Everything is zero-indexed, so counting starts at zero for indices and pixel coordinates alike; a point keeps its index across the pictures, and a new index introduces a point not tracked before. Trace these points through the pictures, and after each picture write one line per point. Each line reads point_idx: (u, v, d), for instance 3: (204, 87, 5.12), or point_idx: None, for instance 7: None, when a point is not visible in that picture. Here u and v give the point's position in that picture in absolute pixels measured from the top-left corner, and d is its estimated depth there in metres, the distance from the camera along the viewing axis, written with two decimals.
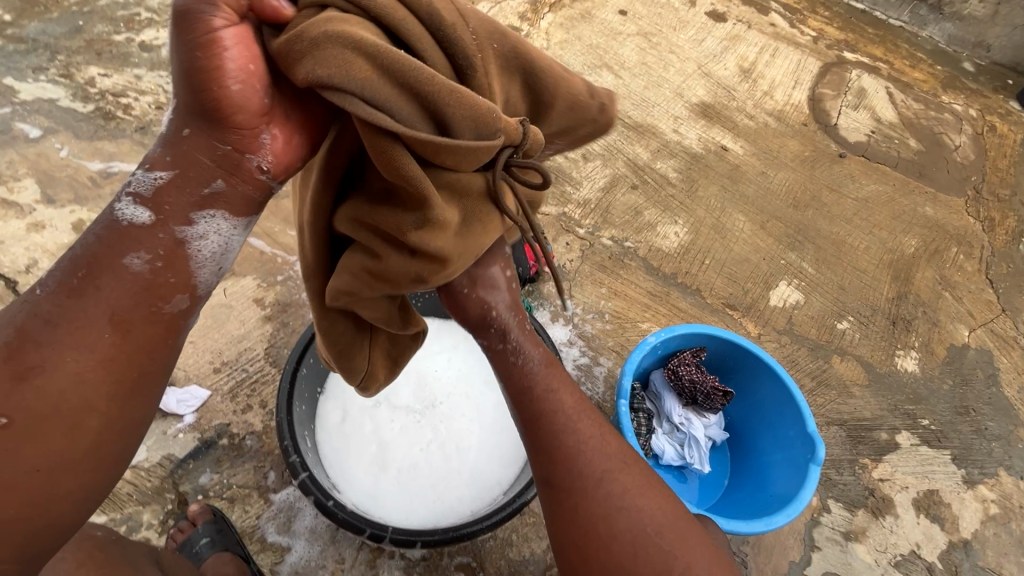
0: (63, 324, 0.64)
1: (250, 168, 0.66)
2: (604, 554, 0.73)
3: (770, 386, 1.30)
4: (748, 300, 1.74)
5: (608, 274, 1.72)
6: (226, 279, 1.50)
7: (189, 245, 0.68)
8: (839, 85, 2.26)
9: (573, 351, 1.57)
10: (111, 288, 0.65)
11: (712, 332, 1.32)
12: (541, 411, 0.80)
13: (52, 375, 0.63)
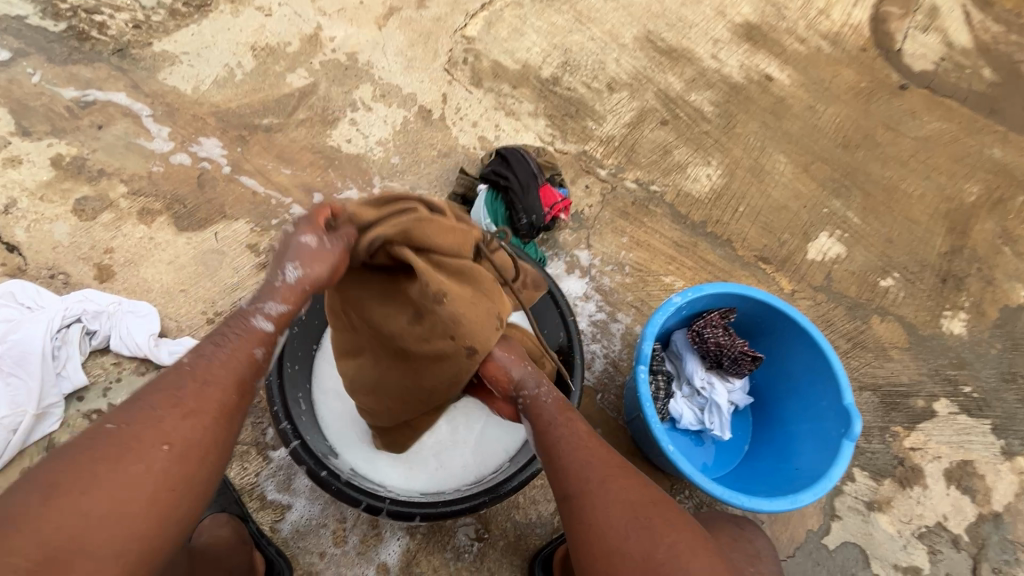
0: (202, 381, 0.68)
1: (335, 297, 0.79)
2: (602, 542, 0.73)
3: (805, 352, 1.19)
4: (783, 253, 1.59)
5: (632, 222, 1.57)
6: (218, 222, 1.41)
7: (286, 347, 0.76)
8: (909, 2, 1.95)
9: (589, 306, 1.46)
10: (236, 365, 0.70)
11: (745, 292, 1.19)
12: (549, 430, 0.84)
13: (187, 419, 0.65)
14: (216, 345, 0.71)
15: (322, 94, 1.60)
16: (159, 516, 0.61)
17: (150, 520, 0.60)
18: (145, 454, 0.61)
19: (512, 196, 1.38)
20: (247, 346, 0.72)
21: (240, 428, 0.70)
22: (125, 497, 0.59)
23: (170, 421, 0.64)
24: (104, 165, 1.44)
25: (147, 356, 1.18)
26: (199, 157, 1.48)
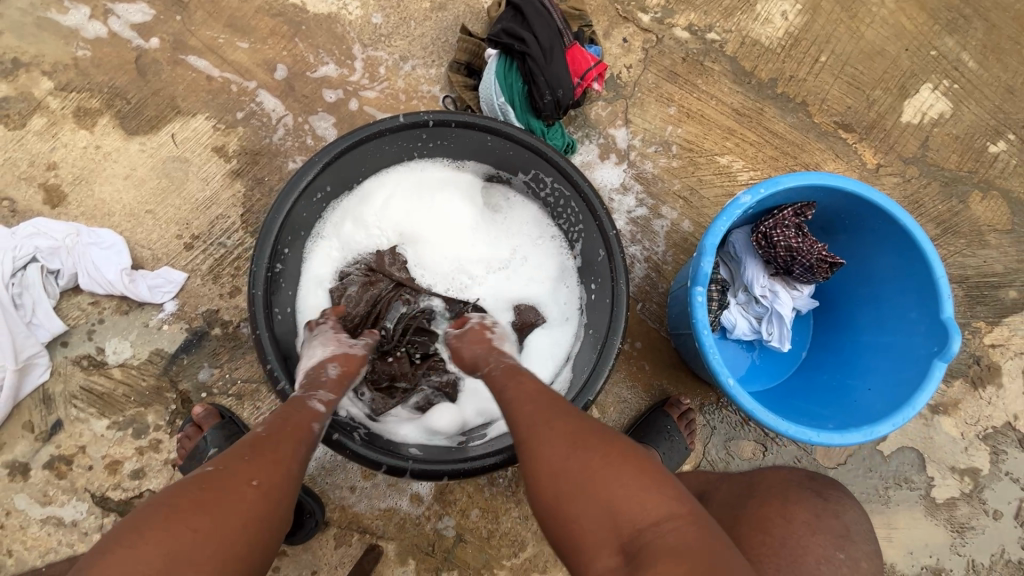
0: (254, 447, 0.62)
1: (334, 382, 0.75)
2: (576, 502, 0.62)
3: (899, 259, 0.97)
4: (869, 117, 1.27)
5: (681, 87, 1.26)
6: (173, 121, 1.16)
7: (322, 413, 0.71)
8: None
9: (627, 200, 1.22)
10: (280, 436, 0.64)
11: (840, 183, 0.93)
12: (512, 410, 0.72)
13: (229, 463, 0.59)
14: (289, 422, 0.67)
15: None
16: (161, 542, 0.52)
17: (156, 540, 0.52)
18: (234, 489, 0.57)
19: (530, 65, 1.06)
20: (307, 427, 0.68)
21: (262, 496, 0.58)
22: (151, 514, 0.53)
23: (246, 461, 0.60)
24: (18, 54, 1.15)
25: (125, 294, 1.04)
26: (130, 34, 1.18)
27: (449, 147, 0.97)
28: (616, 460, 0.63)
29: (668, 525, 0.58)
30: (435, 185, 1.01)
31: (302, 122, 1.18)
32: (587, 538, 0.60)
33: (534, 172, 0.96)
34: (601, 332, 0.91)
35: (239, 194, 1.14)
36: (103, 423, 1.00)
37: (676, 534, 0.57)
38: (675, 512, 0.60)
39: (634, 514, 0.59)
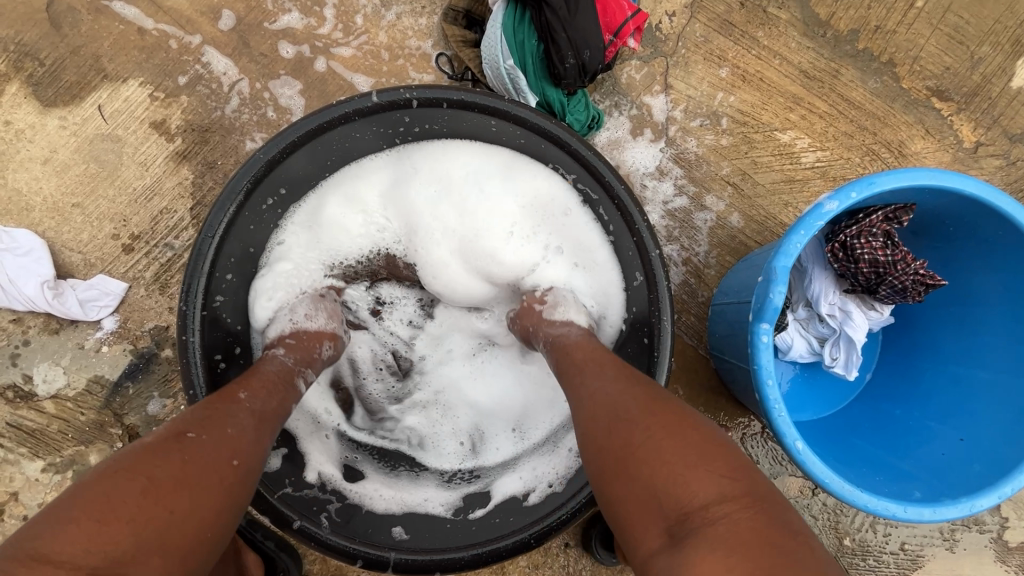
0: (229, 407, 0.54)
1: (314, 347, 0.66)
2: (626, 477, 0.49)
3: (1015, 282, 0.77)
4: (971, 81, 1.02)
5: (736, 41, 1.00)
6: (99, 87, 0.93)
7: (301, 377, 0.63)
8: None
9: (664, 188, 0.99)
10: (256, 402, 0.56)
11: (960, 187, 0.70)
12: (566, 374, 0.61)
13: (201, 421, 0.51)
14: (267, 384, 0.59)
15: None
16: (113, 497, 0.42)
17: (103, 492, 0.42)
18: (208, 448, 0.49)
19: (548, 17, 0.81)
20: (290, 405, 0.60)
21: (233, 458, 0.50)
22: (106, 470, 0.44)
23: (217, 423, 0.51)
24: None
25: (50, 311, 0.86)
26: None
27: (444, 134, 0.73)
28: (663, 428, 0.50)
29: (722, 509, 0.43)
30: (434, 158, 0.74)
31: (261, 89, 0.95)
32: (633, 522, 0.47)
33: (570, 147, 0.69)
34: None
35: (186, 181, 0.92)
36: (38, 463, 0.85)
37: (727, 521, 0.42)
38: (730, 493, 0.44)
39: (673, 495, 0.46)
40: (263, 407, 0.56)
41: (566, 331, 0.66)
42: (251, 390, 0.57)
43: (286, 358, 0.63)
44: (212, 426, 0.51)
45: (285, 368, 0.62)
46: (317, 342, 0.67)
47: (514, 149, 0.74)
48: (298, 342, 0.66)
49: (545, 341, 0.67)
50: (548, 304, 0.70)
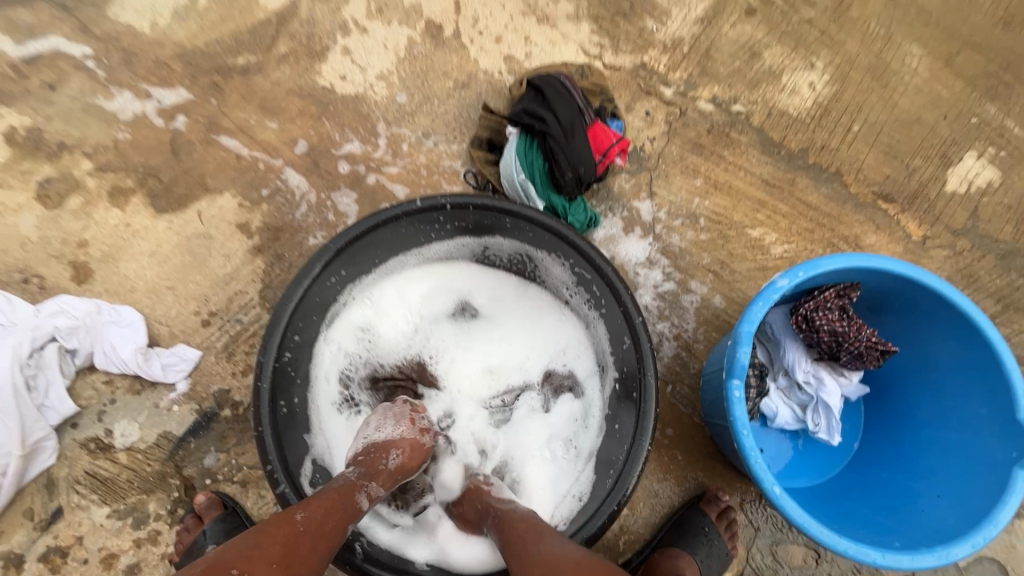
0: (290, 525, 0.64)
1: (383, 464, 0.77)
2: None
3: (960, 348, 0.88)
4: (911, 186, 1.21)
5: (706, 158, 1.23)
6: (201, 198, 1.18)
7: (364, 493, 0.72)
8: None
9: (654, 274, 1.16)
10: (316, 518, 0.66)
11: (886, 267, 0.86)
12: (510, 549, 0.71)
13: (264, 536, 0.62)
14: (333, 501, 0.69)
15: (304, 16, 1.30)
16: None
17: None
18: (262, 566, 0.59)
19: (551, 143, 1.05)
20: (350, 518, 0.69)
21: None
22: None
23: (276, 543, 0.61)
24: (64, 138, 1.22)
25: (138, 372, 1.03)
26: (168, 117, 1.23)
27: (468, 229, 0.94)
28: None
29: None
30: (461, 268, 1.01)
31: (325, 198, 1.19)
32: None
33: (566, 241, 0.88)
34: (627, 432, 0.83)
35: (259, 269, 1.14)
36: (104, 510, 0.97)
37: None
38: None
39: None
40: (320, 524, 0.66)
41: (510, 507, 0.79)
42: (315, 506, 0.67)
43: (353, 473, 0.74)
44: (274, 543, 0.61)
45: (352, 484, 0.72)
46: (384, 453, 0.78)
47: (524, 241, 0.93)
48: (363, 459, 0.77)
49: (495, 517, 0.77)
50: (493, 486, 0.85)
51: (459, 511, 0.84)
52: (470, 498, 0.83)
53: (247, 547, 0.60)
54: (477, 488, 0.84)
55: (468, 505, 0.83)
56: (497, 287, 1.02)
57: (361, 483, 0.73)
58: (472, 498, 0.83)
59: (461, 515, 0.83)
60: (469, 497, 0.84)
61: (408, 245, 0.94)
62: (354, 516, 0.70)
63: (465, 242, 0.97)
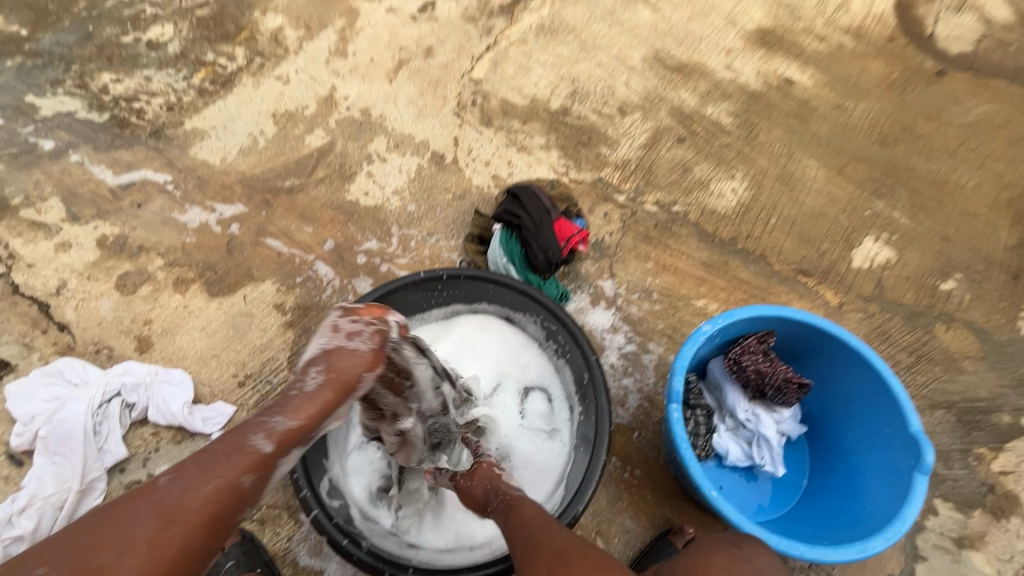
0: (172, 484, 0.69)
1: (296, 396, 0.82)
2: None
3: (860, 378, 1.08)
4: (824, 263, 1.49)
5: (655, 246, 1.52)
6: (247, 284, 1.47)
7: (265, 431, 0.77)
8: (930, 12, 1.99)
9: (617, 338, 1.39)
10: (203, 474, 0.71)
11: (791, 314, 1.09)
12: (518, 526, 0.82)
13: (138, 502, 0.67)
14: (230, 447, 0.75)
15: (339, 151, 1.70)
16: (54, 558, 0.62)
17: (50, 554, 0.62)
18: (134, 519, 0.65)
19: (526, 234, 1.35)
20: (252, 453, 0.75)
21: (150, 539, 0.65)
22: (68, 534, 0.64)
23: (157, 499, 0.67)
24: (143, 241, 1.54)
25: (182, 424, 1.22)
26: (227, 225, 1.57)
27: (460, 296, 1.20)
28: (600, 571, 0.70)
29: None
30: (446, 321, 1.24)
31: (347, 284, 1.48)
32: None
33: (535, 301, 1.14)
34: (588, 444, 1.03)
35: (289, 339, 1.38)
36: None
37: None
38: None
39: None
40: (203, 473, 0.71)
41: (515, 494, 0.91)
42: (212, 452, 0.74)
43: (269, 409, 0.80)
44: (147, 506, 0.67)
45: (258, 423, 0.78)
46: (303, 381, 0.84)
47: (499, 298, 1.18)
48: (294, 390, 0.83)
49: (504, 499, 0.90)
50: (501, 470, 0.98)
51: (469, 486, 0.95)
52: (481, 479, 0.95)
53: (106, 518, 0.65)
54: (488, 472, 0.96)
55: (478, 483, 0.95)
56: (476, 330, 1.24)
57: (262, 420, 0.78)
58: (482, 479, 0.95)
59: (471, 492, 0.95)
60: (479, 476, 0.96)
61: (414, 309, 1.18)
62: (258, 449, 0.76)
63: (451, 302, 1.21)
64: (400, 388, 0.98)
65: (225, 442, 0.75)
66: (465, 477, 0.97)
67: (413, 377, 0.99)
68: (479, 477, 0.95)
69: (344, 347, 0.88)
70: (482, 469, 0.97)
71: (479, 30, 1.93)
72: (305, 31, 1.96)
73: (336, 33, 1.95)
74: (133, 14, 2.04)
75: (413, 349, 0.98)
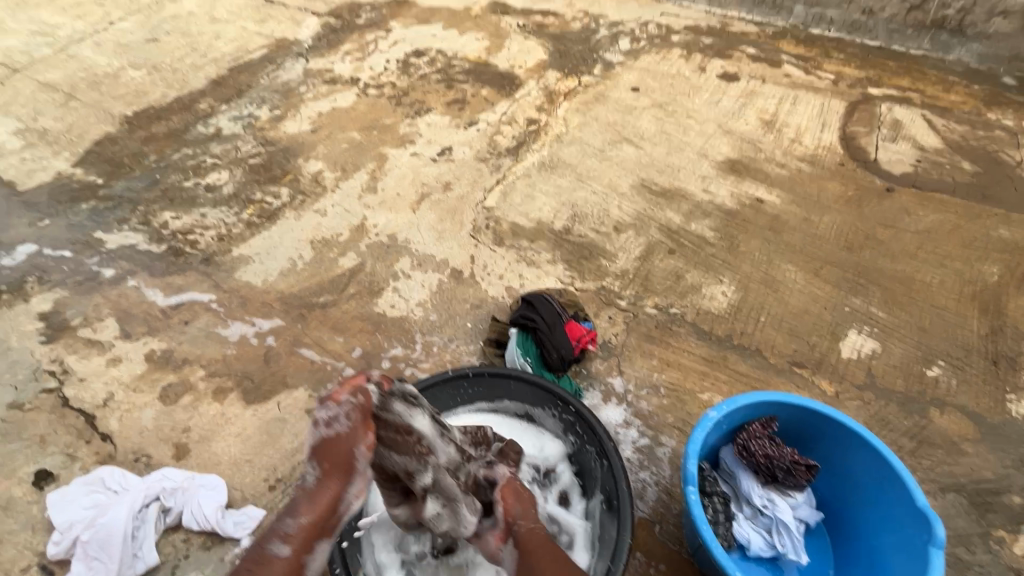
0: None
1: (305, 492, 0.90)
2: None
3: (862, 460, 1.17)
4: (816, 355, 1.62)
5: (658, 344, 1.66)
6: (281, 391, 1.57)
7: (285, 536, 0.87)
8: (869, 143, 2.36)
9: (631, 432, 1.47)
10: None
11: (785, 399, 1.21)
12: (546, 562, 0.93)
13: None
14: (256, 558, 0.85)
15: (368, 270, 1.91)
16: None
17: None
18: None
19: (541, 335, 1.50)
20: (280, 558, 0.86)
21: None
22: None
23: None
24: (187, 354, 1.68)
25: (215, 529, 1.26)
26: (265, 337, 1.72)
27: (484, 392, 1.32)
28: None
29: None
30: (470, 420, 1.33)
31: None
32: None
33: (553, 395, 1.26)
34: (613, 535, 1.07)
35: None
36: None
37: None
38: None
39: None
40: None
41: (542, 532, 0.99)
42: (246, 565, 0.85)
43: (286, 510, 0.89)
44: None
45: (276, 529, 0.88)
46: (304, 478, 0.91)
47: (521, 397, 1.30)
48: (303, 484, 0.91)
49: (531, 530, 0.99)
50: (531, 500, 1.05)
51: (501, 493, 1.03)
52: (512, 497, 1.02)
53: None
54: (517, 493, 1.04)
55: (511, 497, 1.03)
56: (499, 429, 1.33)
57: (278, 526, 0.88)
58: (511, 500, 1.02)
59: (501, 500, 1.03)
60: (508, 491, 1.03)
61: (443, 405, 1.29)
62: (282, 553, 0.86)
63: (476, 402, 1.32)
64: (408, 445, 0.97)
65: (251, 558, 0.86)
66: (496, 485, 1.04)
67: (417, 431, 0.98)
68: (510, 495, 1.03)
69: (326, 438, 0.91)
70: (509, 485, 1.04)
71: (490, 168, 2.28)
72: (341, 173, 2.30)
73: (368, 174, 2.29)
74: (196, 164, 2.40)
75: (403, 402, 0.98)
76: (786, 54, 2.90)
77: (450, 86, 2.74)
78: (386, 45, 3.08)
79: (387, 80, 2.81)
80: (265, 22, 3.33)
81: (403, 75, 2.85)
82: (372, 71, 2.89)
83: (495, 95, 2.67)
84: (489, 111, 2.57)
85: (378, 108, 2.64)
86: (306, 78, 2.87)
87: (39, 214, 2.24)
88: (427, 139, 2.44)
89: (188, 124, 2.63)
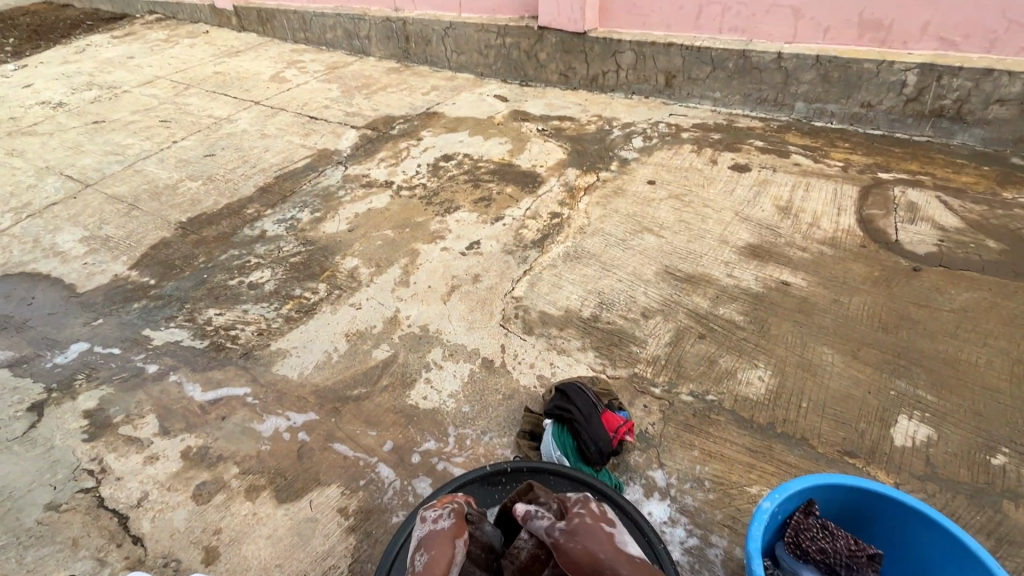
0: None
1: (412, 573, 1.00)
2: None
3: (927, 534, 1.14)
4: (867, 443, 1.55)
5: (697, 433, 1.61)
6: (313, 489, 1.55)
7: None
8: (888, 225, 2.40)
9: (678, 531, 1.39)
10: None
11: (827, 480, 1.18)
12: None
13: None
14: None
15: (401, 362, 1.95)
16: None
17: None
18: None
19: (577, 426, 1.47)
20: None
21: None
22: None
23: None
24: (223, 451, 1.68)
25: None
26: (299, 431, 1.72)
27: (522, 488, 1.30)
28: None
29: None
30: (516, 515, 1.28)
31: (407, 483, 1.55)
32: None
33: (593, 492, 1.24)
34: None
35: (351, 544, 1.41)
36: None
37: None
38: None
39: None
40: None
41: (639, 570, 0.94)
42: None
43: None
44: None
45: None
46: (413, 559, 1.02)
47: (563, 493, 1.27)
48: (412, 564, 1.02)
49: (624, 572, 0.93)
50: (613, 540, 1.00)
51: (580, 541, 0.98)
52: (594, 540, 0.98)
53: None
54: (604, 535, 1.00)
55: (594, 543, 0.98)
56: None
57: None
58: (593, 543, 0.97)
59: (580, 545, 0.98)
60: (590, 537, 0.99)
61: (480, 501, 1.28)
62: None
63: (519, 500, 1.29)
64: (485, 558, 1.12)
65: None
66: (573, 532, 1.00)
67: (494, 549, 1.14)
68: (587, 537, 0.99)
69: (433, 529, 1.07)
70: (586, 530, 1.00)
71: (517, 259, 2.38)
72: (375, 268, 2.42)
73: (401, 268, 2.40)
74: (241, 264, 2.57)
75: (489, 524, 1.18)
76: (793, 145, 3.07)
77: (477, 186, 2.94)
78: (417, 152, 3.36)
79: (418, 182, 3.04)
80: (309, 136, 3.69)
81: (433, 177, 3.08)
82: (405, 174, 3.14)
83: (520, 192, 2.85)
84: (513, 207, 2.73)
85: (410, 207, 2.83)
86: (344, 183, 3.13)
87: (94, 313, 2.38)
88: (456, 235, 2.58)
89: (236, 228, 2.84)
